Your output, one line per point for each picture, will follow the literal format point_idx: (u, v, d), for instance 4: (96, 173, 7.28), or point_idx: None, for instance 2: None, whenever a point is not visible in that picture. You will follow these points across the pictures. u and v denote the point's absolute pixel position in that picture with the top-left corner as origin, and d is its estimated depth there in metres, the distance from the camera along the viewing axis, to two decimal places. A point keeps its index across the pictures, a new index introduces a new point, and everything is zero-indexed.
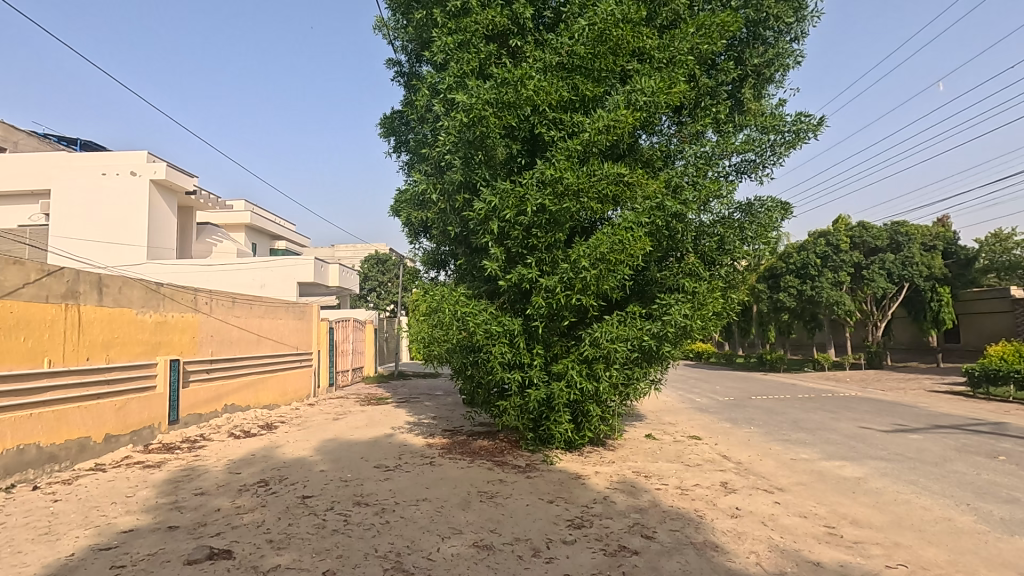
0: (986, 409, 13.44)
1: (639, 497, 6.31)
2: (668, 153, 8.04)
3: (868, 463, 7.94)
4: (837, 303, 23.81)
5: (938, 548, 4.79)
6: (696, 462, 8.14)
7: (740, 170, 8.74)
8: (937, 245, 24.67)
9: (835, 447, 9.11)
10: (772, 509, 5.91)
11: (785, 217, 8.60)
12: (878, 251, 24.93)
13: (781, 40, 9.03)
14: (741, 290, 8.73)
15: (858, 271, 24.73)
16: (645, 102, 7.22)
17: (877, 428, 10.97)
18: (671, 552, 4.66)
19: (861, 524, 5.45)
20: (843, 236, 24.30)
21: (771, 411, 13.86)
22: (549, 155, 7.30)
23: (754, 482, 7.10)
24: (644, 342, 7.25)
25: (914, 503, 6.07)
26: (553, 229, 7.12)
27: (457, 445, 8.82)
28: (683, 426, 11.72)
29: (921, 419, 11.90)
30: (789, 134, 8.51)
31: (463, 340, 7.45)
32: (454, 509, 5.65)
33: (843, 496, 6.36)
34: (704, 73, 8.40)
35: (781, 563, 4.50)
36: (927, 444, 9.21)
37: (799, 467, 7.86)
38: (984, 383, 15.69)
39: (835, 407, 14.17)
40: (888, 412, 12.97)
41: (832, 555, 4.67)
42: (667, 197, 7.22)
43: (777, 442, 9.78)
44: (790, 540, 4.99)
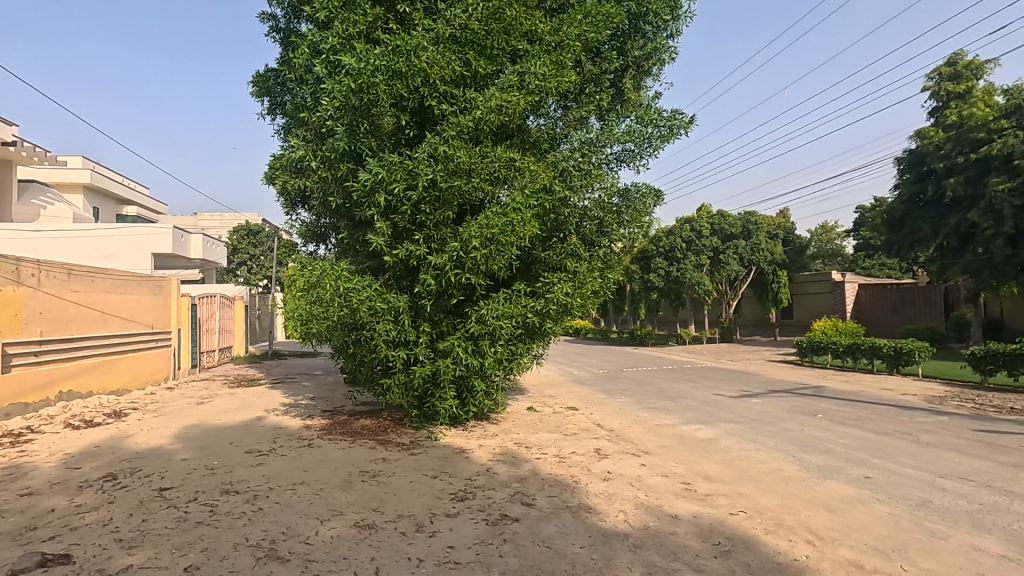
0: (811, 375, 15.72)
1: (520, 467, 6.57)
2: (554, 137, 8.31)
3: (719, 425, 8.97)
4: (698, 284, 26.31)
5: (771, 495, 5.55)
6: (573, 431, 8.65)
7: (620, 158, 9.22)
8: (779, 233, 28.05)
9: (693, 413, 10.17)
10: (639, 471, 6.47)
11: (657, 203, 9.22)
12: (732, 238, 27.80)
13: (659, 35, 9.55)
14: (617, 270, 9.24)
15: (716, 255, 27.42)
16: (536, 86, 7.32)
17: (727, 394, 12.44)
18: (549, 517, 4.93)
19: (711, 479, 6.14)
20: (704, 223, 26.84)
21: (641, 381, 15.08)
22: (439, 129, 7.17)
23: (624, 447, 7.70)
24: (528, 319, 7.45)
25: (753, 457, 6.99)
26: (442, 206, 7.02)
27: (338, 426, 8.50)
28: (563, 397, 12.37)
29: (761, 386, 13.66)
30: (664, 128, 9.10)
31: (345, 317, 7.15)
32: (334, 490, 5.47)
33: (698, 455, 7.13)
34: (589, 60, 8.67)
35: (645, 518, 4.96)
36: (765, 407, 10.62)
37: (663, 432, 8.65)
38: (809, 353, 18.28)
39: (693, 377, 15.75)
40: (736, 380, 14.72)
41: (687, 507, 5.22)
42: (553, 179, 7.41)
43: (645, 410, 10.64)
44: (653, 497, 5.50)
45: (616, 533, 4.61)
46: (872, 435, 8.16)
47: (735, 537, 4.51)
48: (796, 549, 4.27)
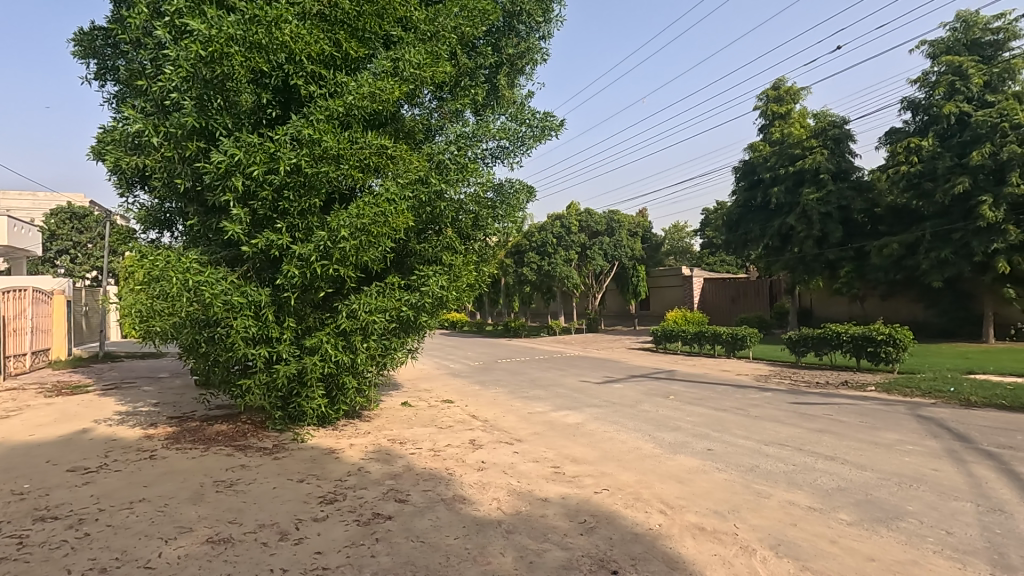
0: (665, 360, 17.33)
1: (394, 463, 6.44)
2: (430, 128, 8.22)
3: (586, 411, 9.56)
4: (567, 277, 27.71)
5: (630, 471, 6.04)
6: (448, 424, 8.67)
7: (494, 155, 9.36)
8: (638, 231, 30.49)
9: (562, 400, 10.71)
10: (512, 458, 6.68)
11: (530, 200, 9.50)
12: (598, 234, 29.66)
13: (532, 36, 9.83)
14: (492, 264, 9.37)
15: (584, 251, 29.08)
16: (411, 74, 7.13)
17: (593, 380, 13.29)
18: (423, 511, 4.89)
19: (578, 461, 6.52)
20: (573, 220, 28.32)
21: (514, 372, 15.55)
22: (305, 111, 6.74)
23: (498, 436, 7.89)
24: (402, 312, 7.28)
25: (615, 438, 7.55)
26: (308, 193, 6.61)
27: (187, 433, 7.65)
28: (438, 391, 12.34)
29: (623, 372, 14.79)
30: (537, 128, 9.39)
31: (195, 313, 6.45)
32: (183, 505, 4.92)
33: (566, 440, 7.53)
34: (464, 54, 8.63)
35: (517, 504, 5.13)
36: (626, 391, 11.52)
37: (535, 419, 9.02)
38: (663, 340, 20.11)
39: (562, 366, 16.59)
40: (601, 368, 15.78)
41: (557, 490, 5.49)
42: (429, 172, 7.28)
43: (518, 399, 10.98)
44: (525, 483, 5.71)
45: (490, 521, 4.71)
46: (713, 412, 9.22)
47: (599, 514, 4.84)
48: (651, 519, 4.68)
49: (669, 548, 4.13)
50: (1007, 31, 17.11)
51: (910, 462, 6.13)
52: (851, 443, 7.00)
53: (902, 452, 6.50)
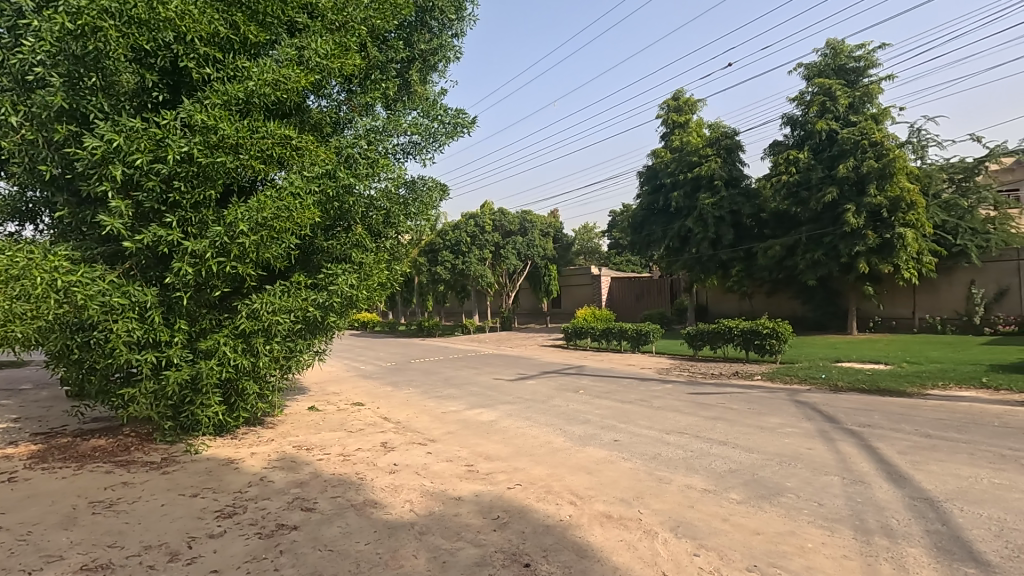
0: (575, 356, 17.90)
1: (300, 471, 6.14)
2: (338, 121, 7.92)
3: (499, 408, 9.65)
4: (482, 276, 27.83)
5: (542, 466, 6.19)
6: (358, 428, 8.40)
7: (406, 150, 9.20)
8: (550, 232, 31.26)
9: (476, 398, 10.75)
10: (425, 459, 6.60)
11: (443, 197, 9.34)
12: (511, 234, 30.03)
13: (444, 33, 9.74)
14: (404, 262, 9.18)
15: (497, 250, 29.33)
16: (317, 63, 6.82)
17: (506, 378, 13.45)
18: (332, 519, 4.71)
19: (491, 458, 6.58)
20: (487, 220, 28.47)
21: (428, 372, 15.36)
22: (198, 95, 6.25)
23: (410, 437, 7.76)
24: (308, 313, 6.96)
25: (528, 434, 7.70)
26: (202, 184, 6.14)
27: (56, 451, 6.81)
28: (348, 394, 11.92)
29: (535, 369, 15.09)
30: (449, 125, 9.32)
31: (65, 316, 5.75)
32: (50, 532, 4.38)
33: (480, 438, 7.57)
34: (375, 46, 8.37)
35: (430, 504, 5.08)
36: (539, 387, 11.78)
37: (448, 418, 8.97)
38: (574, 337, 20.75)
39: (476, 364, 16.64)
40: (514, 365, 16.00)
41: (470, 488, 5.50)
42: (337, 165, 7.00)
43: (431, 399, 10.86)
44: (439, 483, 5.67)
45: (402, 524, 4.63)
46: (619, 404, 9.67)
47: (511, 509, 4.92)
48: (562, 511, 4.83)
49: (579, 538, 4.28)
50: (867, 60, 19.28)
51: (789, 443, 6.79)
52: (740, 428, 7.64)
53: (783, 435, 7.19)
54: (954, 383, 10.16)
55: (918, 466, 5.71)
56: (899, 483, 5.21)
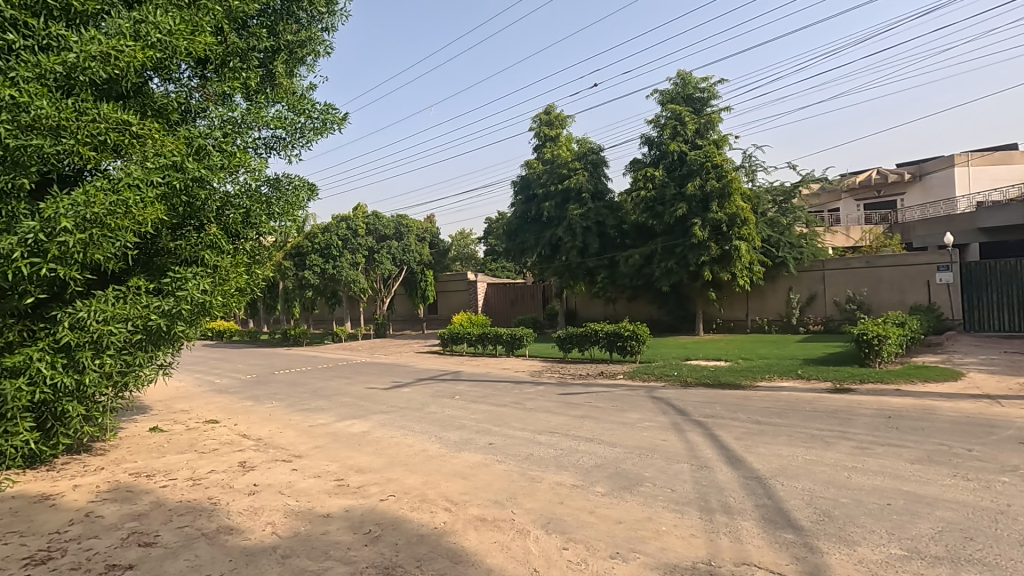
0: (451, 362, 17.87)
1: (138, 501, 5.40)
2: (187, 108, 7.14)
3: (372, 418, 9.32)
4: (354, 282, 26.74)
5: (416, 474, 6.08)
6: (211, 448, 7.60)
7: (269, 145, 8.55)
8: (426, 237, 30.98)
9: (347, 409, 10.28)
10: (290, 477, 6.16)
11: (311, 198, 8.64)
12: (386, 238, 29.26)
13: (314, 26, 9.21)
14: (267, 265, 8.50)
15: (371, 254, 28.39)
16: (159, 41, 6.08)
17: (380, 387, 13.03)
18: (177, 552, 4.20)
19: (363, 470, 6.32)
20: (360, 223, 27.45)
21: (294, 383, 14.36)
22: (5, 66, 5.32)
23: (273, 455, 7.19)
24: (150, 322, 6.18)
25: (402, 443, 7.53)
26: (10, 171, 5.20)
27: None
28: (199, 411, 10.74)
29: (410, 376, 14.82)
30: (317, 120, 8.82)
31: None
32: None
33: (351, 450, 7.24)
34: (234, 31, 7.68)
35: (295, 524, 4.75)
36: (414, 395, 11.58)
37: (316, 432, 8.47)
38: (450, 343, 20.73)
39: (348, 373, 15.92)
40: (389, 373, 15.56)
41: (340, 503, 5.24)
42: (186, 156, 6.27)
43: (297, 412, 10.17)
44: (305, 501, 5.32)
45: (263, 549, 4.27)
46: (494, 408, 9.82)
47: (384, 521, 4.77)
48: (436, 518, 4.79)
49: (454, 544, 4.27)
50: (710, 91, 21.70)
51: (647, 436, 7.41)
52: (605, 424, 8.17)
53: (642, 428, 7.82)
54: (777, 375, 11.83)
55: (750, 449, 6.54)
56: (735, 465, 5.92)
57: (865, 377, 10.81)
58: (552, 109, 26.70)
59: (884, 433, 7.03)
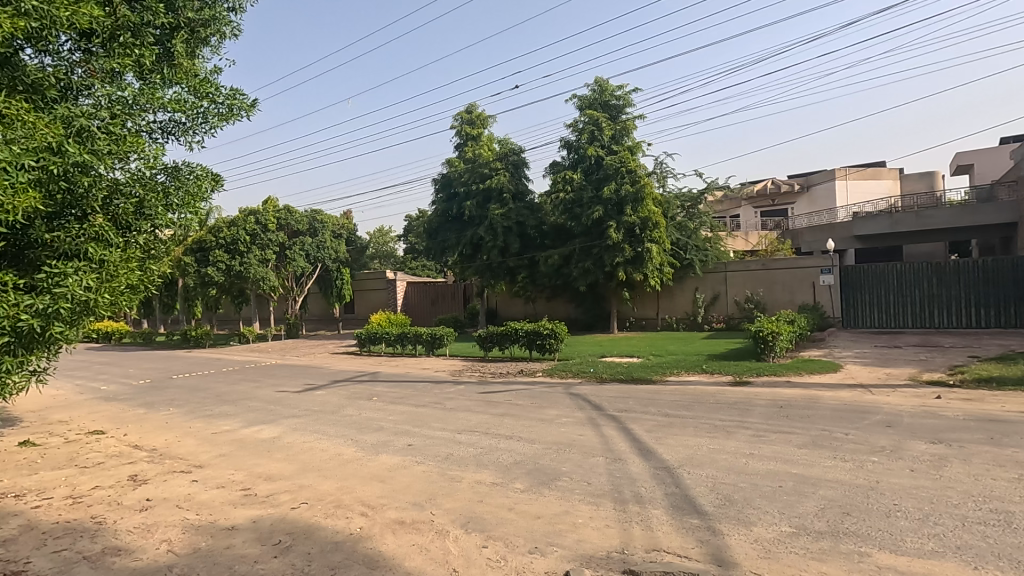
0: (369, 363, 17.38)
1: (4, 526, 4.78)
2: (67, 83, 6.43)
3: (282, 423, 8.85)
4: (263, 279, 25.28)
5: (331, 480, 5.85)
6: (96, 462, 6.88)
7: (166, 129, 7.86)
8: (342, 233, 29.88)
9: (255, 414, 9.70)
10: (189, 489, 5.71)
11: (216, 189, 8.05)
12: (299, 234, 27.92)
13: (219, 4, 8.59)
14: (164, 261, 7.81)
15: (282, 250, 26.99)
16: (34, 8, 5.43)
17: (291, 390, 12.40)
18: None
19: (273, 478, 5.98)
20: (270, 217, 25.98)
21: (194, 388, 13.33)
22: None
23: (169, 466, 6.63)
24: (20, 323, 5.51)
25: (315, 448, 7.21)
26: None
27: None
28: (81, 422, 9.69)
29: (325, 377, 14.24)
30: (222, 106, 8.22)
31: None
32: None
33: (259, 458, 6.83)
34: (124, 3, 6.98)
35: (195, 540, 4.41)
36: (328, 397, 11.14)
37: (220, 439, 7.91)
38: (367, 343, 20.17)
39: (256, 376, 15.03)
40: (301, 375, 14.86)
41: (246, 514, 4.94)
42: (65, 139, 5.63)
43: (198, 420, 9.45)
44: (206, 514, 4.95)
45: (157, 569, 3.93)
46: (413, 408, 9.66)
47: (295, 530, 4.54)
48: (352, 524, 4.63)
49: (370, 549, 4.15)
50: (625, 100, 22.59)
51: (564, 431, 7.60)
52: (524, 421, 8.28)
53: (560, 424, 8.01)
54: (684, 370, 12.58)
55: (660, 440, 6.89)
56: (646, 456, 6.22)
57: (760, 371, 11.76)
58: (474, 108, 26.72)
59: (776, 422, 7.67)
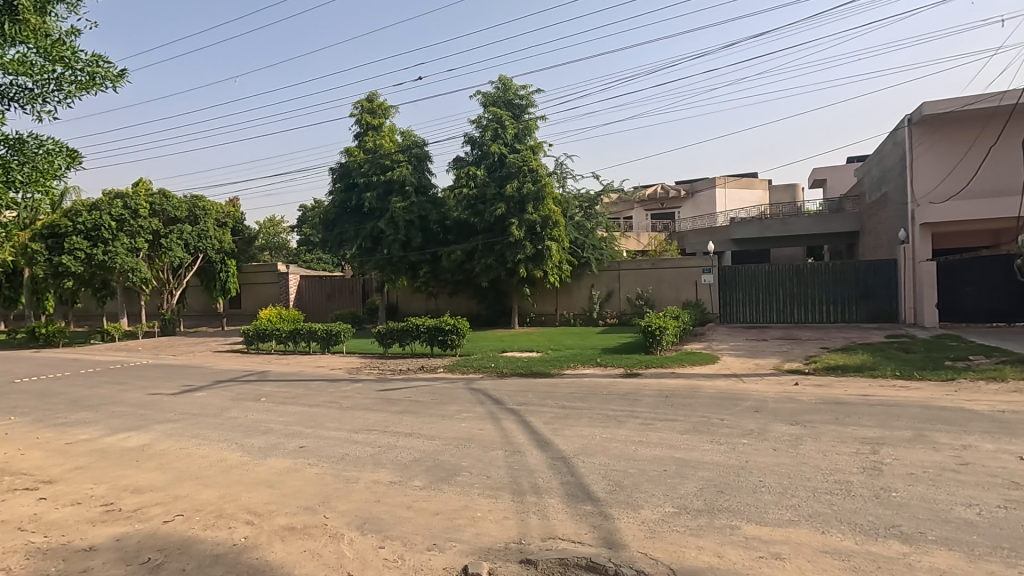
0: (257, 362, 16.24)
1: None
2: None
3: (154, 429, 8.01)
4: (132, 271, 22.71)
5: (211, 488, 5.40)
6: None
7: (7, 93, 6.69)
8: (227, 222, 27.56)
9: (121, 420, 8.69)
10: (36, 508, 4.99)
11: (72, 167, 6.98)
12: (176, 221, 25.38)
13: None
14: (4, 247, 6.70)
15: (156, 239, 24.43)
16: None
17: (165, 392, 11.26)
18: None
19: (141, 490, 5.40)
20: (142, 201, 23.39)
21: (44, 393, 11.65)
22: None
23: (10, 483, 5.75)
24: None
25: (194, 454, 6.61)
26: None
27: None
28: None
29: (206, 378, 13.10)
30: (82, 73, 7.10)
31: None
32: None
33: (125, 468, 6.13)
34: None
35: (42, 566, 3.87)
36: (210, 399, 10.26)
37: (77, 450, 7.00)
38: (256, 340, 18.83)
39: (122, 378, 13.48)
40: (177, 376, 13.54)
41: (108, 532, 4.42)
42: None
43: (48, 429, 8.28)
44: (58, 536, 4.36)
45: None
46: (306, 409, 9.18)
47: (168, 545, 4.14)
48: (235, 534, 4.30)
49: (256, 560, 3.89)
50: (527, 100, 23.00)
51: (465, 426, 7.61)
52: (424, 418, 8.19)
53: (460, 420, 8.01)
54: (581, 364, 13.11)
55: (558, 432, 7.12)
56: (544, 448, 6.41)
57: (649, 363, 12.57)
58: (375, 96, 25.82)
59: (662, 410, 8.24)
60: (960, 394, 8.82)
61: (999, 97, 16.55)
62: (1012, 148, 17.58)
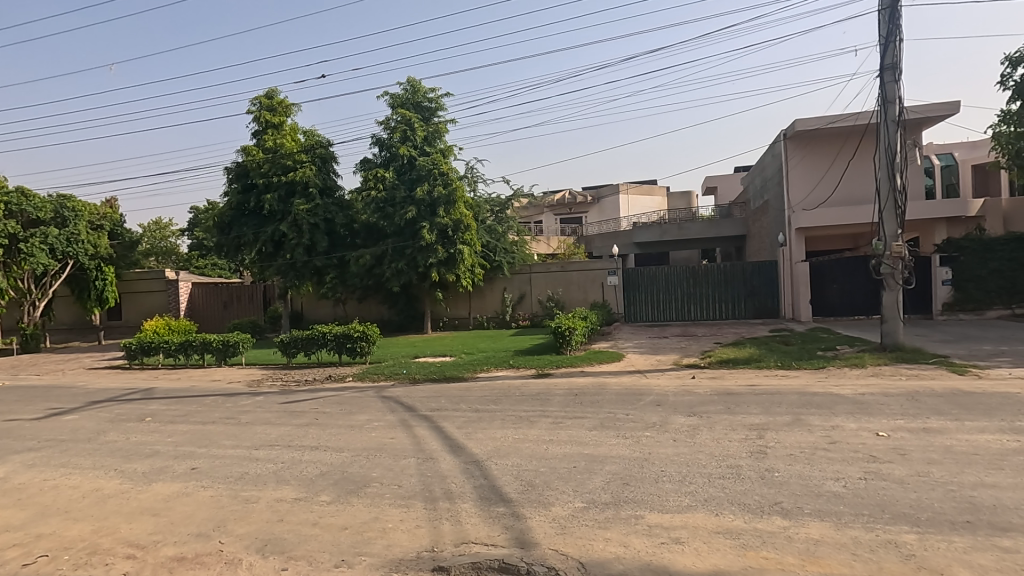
0: (140, 378, 14.75)
1: None
2: None
3: (11, 460, 7.02)
4: None
5: (83, 522, 4.82)
6: None
7: None
8: (103, 225, 24.79)
9: None
10: None
11: None
12: (39, 224, 22.51)
13: None
14: None
15: (13, 244, 21.55)
16: None
17: (26, 417, 9.91)
18: None
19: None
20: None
21: None
22: None
23: None
24: None
25: (62, 485, 5.88)
26: None
27: None
28: None
29: (77, 399, 11.67)
30: None
31: None
32: None
33: None
34: None
35: None
36: (82, 422, 9.17)
37: None
38: (139, 355, 17.04)
39: None
40: (41, 398, 11.95)
41: None
42: None
43: None
44: None
45: None
46: (199, 427, 8.47)
47: None
48: (112, 572, 3.88)
49: None
50: (437, 103, 22.77)
51: (375, 436, 7.39)
52: (332, 430, 7.85)
53: (370, 429, 7.76)
54: (495, 366, 13.18)
55: (471, 436, 7.11)
56: (457, 453, 6.37)
57: (559, 363, 12.90)
58: (274, 92, 24.37)
59: (572, 409, 8.48)
60: (829, 380, 9.88)
61: (856, 117, 18.79)
62: (867, 162, 20.03)
